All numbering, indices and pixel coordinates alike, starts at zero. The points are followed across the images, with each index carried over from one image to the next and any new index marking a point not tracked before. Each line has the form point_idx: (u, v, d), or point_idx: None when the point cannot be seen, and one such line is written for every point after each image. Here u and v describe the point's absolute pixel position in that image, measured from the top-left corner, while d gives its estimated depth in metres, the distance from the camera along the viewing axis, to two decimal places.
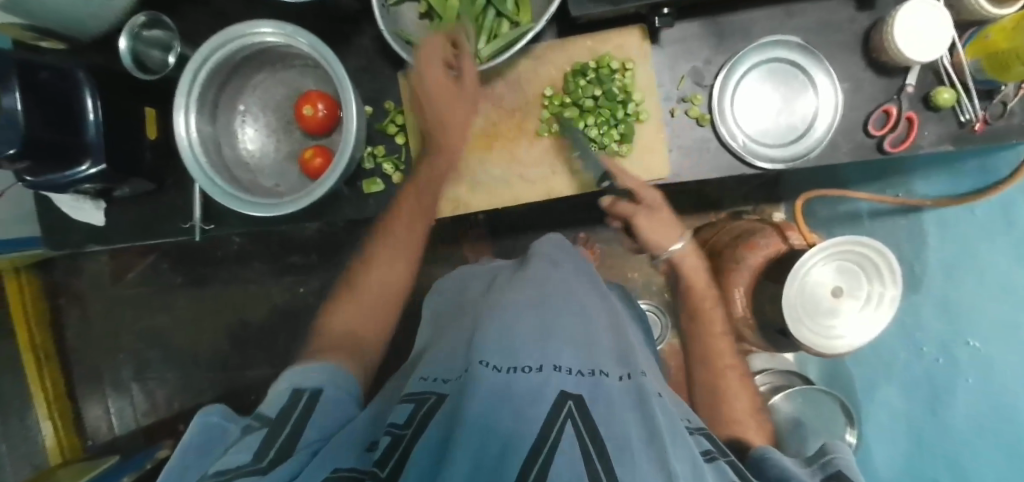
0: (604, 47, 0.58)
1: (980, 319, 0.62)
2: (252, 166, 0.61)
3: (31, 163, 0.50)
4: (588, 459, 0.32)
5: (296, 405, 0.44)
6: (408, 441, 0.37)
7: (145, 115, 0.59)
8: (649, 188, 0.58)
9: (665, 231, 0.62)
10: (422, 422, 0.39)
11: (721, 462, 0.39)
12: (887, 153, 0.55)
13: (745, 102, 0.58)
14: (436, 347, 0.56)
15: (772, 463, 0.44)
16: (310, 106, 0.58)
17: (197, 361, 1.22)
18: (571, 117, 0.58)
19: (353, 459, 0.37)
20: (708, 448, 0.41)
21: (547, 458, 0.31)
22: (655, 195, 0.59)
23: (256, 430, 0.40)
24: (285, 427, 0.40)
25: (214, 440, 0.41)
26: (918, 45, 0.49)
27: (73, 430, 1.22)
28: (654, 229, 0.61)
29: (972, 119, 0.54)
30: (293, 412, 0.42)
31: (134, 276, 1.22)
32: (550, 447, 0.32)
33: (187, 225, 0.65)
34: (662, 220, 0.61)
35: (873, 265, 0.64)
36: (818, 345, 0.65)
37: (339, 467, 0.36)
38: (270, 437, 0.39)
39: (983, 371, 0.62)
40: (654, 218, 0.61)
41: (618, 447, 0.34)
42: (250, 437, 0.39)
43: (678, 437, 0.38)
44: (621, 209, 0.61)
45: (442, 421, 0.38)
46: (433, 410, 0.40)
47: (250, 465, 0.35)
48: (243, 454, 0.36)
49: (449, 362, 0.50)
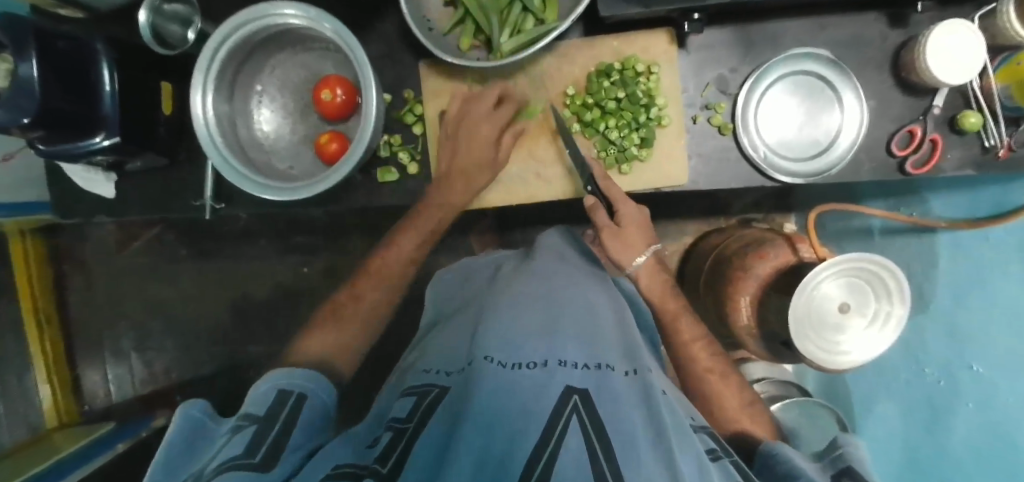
0: (630, 49, 0.57)
1: (986, 344, 0.63)
2: (267, 148, 0.60)
3: (46, 133, 0.49)
4: (594, 458, 0.32)
5: (284, 404, 0.43)
6: (410, 434, 0.38)
7: (161, 90, 0.59)
8: (626, 205, 0.56)
9: (635, 243, 0.57)
10: (425, 415, 0.40)
11: (725, 461, 0.39)
12: (909, 175, 0.55)
13: (769, 112, 0.57)
14: (439, 338, 0.57)
15: (779, 463, 0.44)
16: (329, 90, 0.56)
17: (197, 335, 1.22)
18: (592, 117, 0.57)
19: (352, 455, 0.37)
20: (713, 447, 0.41)
21: (553, 453, 0.31)
22: (630, 213, 0.56)
23: (245, 428, 0.39)
24: (276, 426, 0.40)
25: (203, 431, 0.41)
26: (950, 66, 0.48)
27: (71, 394, 1.23)
28: (620, 248, 0.57)
29: (996, 145, 0.53)
30: (281, 413, 0.42)
31: (139, 246, 1.22)
32: (557, 442, 0.32)
33: (197, 202, 0.65)
34: (627, 239, 0.57)
35: (885, 288, 0.64)
36: (824, 360, 0.65)
37: (339, 464, 0.36)
38: (258, 437, 0.38)
39: (986, 395, 0.63)
40: (621, 236, 0.56)
41: (624, 443, 0.34)
42: (240, 435, 0.38)
43: (683, 433, 0.38)
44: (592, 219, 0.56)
45: (444, 416, 0.38)
46: (437, 400, 0.41)
47: (240, 461, 0.34)
48: (234, 449, 0.36)
49: (452, 354, 0.50)
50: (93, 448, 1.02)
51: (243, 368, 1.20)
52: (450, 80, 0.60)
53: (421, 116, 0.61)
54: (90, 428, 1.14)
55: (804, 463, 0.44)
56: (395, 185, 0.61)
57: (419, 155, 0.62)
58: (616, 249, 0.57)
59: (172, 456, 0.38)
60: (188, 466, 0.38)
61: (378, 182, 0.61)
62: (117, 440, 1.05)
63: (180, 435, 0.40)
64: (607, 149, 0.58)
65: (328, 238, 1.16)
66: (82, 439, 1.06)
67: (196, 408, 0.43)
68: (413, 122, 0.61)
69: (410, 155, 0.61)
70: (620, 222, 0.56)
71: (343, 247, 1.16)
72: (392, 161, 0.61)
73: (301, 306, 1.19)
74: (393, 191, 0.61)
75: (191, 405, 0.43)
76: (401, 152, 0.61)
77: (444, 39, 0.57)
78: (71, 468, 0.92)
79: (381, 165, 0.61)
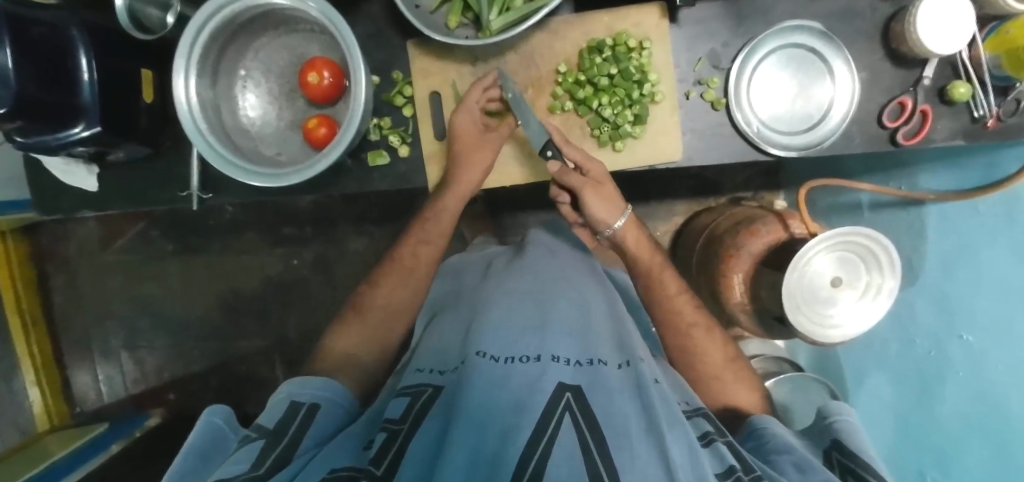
0: (621, 24, 0.56)
1: (978, 316, 0.64)
2: (253, 134, 0.59)
3: (25, 123, 0.47)
4: (587, 452, 0.31)
5: (295, 416, 0.45)
6: (404, 436, 0.36)
7: (142, 78, 0.57)
8: (594, 159, 0.55)
9: (612, 208, 0.57)
10: (418, 417, 0.38)
11: (718, 444, 0.39)
12: (900, 146, 0.55)
13: (761, 87, 0.57)
14: (430, 337, 0.55)
15: (768, 436, 0.46)
16: (315, 73, 0.55)
17: (187, 332, 1.21)
18: (585, 95, 0.56)
19: (349, 458, 0.37)
20: (706, 430, 0.42)
21: (546, 448, 0.30)
22: (600, 168, 0.56)
23: (254, 441, 0.40)
24: (284, 439, 0.41)
25: (220, 445, 0.43)
26: (942, 35, 0.48)
27: (61, 396, 1.21)
28: (600, 205, 0.57)
29: (986, 115, 0.54)
30: (290, 425, 0.43)
31: (123, 243, 1.19)
32: (550, 437, 0.32)
33: (182, 193, 0.64)
34: (606, 195, 0.57)
35: (875, 260, 0.64)
36: (815, 334, 0.65)
37: (335, 468, 0.35)
38: (265, 449, 0.39)
39: (973, 365, 0.66)
40: (599, 194, 0.56)
41: (616, 434, 0.33)
42: (248, 447, 0.39)
43: (675, 422, 0.37)
44: (569, 181, 0.55)
45: (439, 414, 0.37)
46: (430, 402, 0.40)
47: (245, 476, 0.35)
48: (239, 465, 0.36)
49: (443, 353, 0.49)
50: (84, 450, 1.00)
51: (236, 364, 1.19)
52: (440, 60, 0.59)
53: (411, 97, 0.60)
54: (82, 429, 1.13)
55: (791, 439, 0.45)
56: (386, 169, 0.60)
57: (411, 137, 0.60)
58: (598, 206, 0.57)
59: (187, 464, 0.40)
60: (203, 472, 0.40)
61: (369, 166, 0.59)
62: (109, 442, 1.03)
63: (200, 444, 0.42)
64: (600, 127, 0.57)
65: (317, 229, 1.15)
66: (73, 442, 1.04)
67: (218, 416, 0.45)
68: (403, 104, 0.59)
69: (401, 137, 0.60)
70: (596, 177, 0.56)
71: (334, 237, 1.15)
72: (383, 144, 0.59)
73: (293, 299, 1.18)
74: (384, 176, 0.60)
75: (212, 412, 0.45)
76: (391, 135, 0.59)
77: (431, 17, 0.55)
78: (61, 473, 0.90)
79: (372, 149, 0.59)
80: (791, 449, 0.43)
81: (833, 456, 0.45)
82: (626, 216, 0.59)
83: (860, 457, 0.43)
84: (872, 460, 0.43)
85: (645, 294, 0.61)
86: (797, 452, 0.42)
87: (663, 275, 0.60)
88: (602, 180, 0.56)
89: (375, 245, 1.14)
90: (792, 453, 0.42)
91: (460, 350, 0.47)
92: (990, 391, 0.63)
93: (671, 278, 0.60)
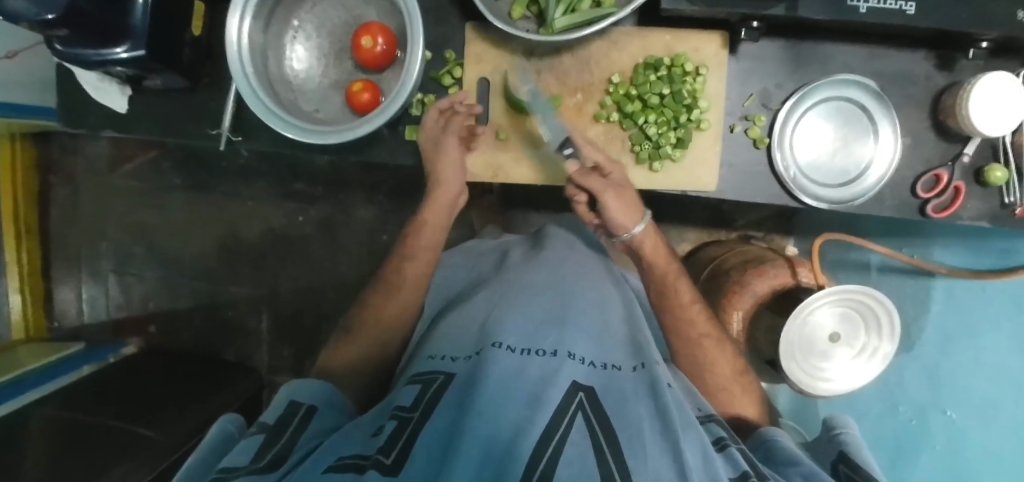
0: (681, 46, 0.56)
1: (966, 397, 0.80)
2: (295, 87, 0.58)
3: (69, 33, 0.45)
4: (599, 452, 0.31)
5: (292, 417, 0.45)
6: (415, 424, 0.36)
7: (194, 9, 0.57)
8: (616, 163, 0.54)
9: (632, 213, 0.56)
10: (430, 404, 0.38)
11: (731, 450, 0.39)
12: (928, 217, 0.56)
13: (804, 135, 0.57)
14: (443, 323, 0.55)
15: (777, 448, 0.47)
16: (369, 38, 0.54)
17: (180, 269, 1.20)
18: (633, 109, 0.56)
19: (358, 444, 0.37)
20: (720, 436, 0.42)
21: (558, 447, 0.31)
22: (620, 172, 0.55)
23: (255, 434, 0.41)
24: (284, 436, 0.41)
25: (229, 442, 0.44)
26: (992, 118, 0.49)
27: (41, 309, 1.19)
28: (622, 211, 0.55)
29: (1015, 203, 0.54)
30: (291, 421, 0.44)
31: (132, 167, 1.18)
32: (561, 437, 0.32)
33: (213, 131, 0.63)
34: (627, 201, 0.55)
35: (876, 322, 0.66)
36: (806, 383, 0.66)
37: (343, 456, 0.35)
38: (268, 443, 0.40)
39: (954, 436, 0.81)
40: (620, 198, 0.55)
41: (629, 438, 0.33)
42: (250, 442, 0.39)
43: (687, 427, 0.38)
44: (589, 184, 0.54)
45: (453, 403, 0.37)
46: (442, 389, 0.40)
47: (250, 467, 0.36)
48: (244, 456, 0.37)
49: (457, 340, 0.49)
50: (59, 366, 0.99)
51: (223, 308, 1.19)
52: (495, 47, 0.58)
53: (460, 79, 0.59)
54: (59, 345, 1.12)
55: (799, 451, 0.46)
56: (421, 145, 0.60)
57: None
58: (616, 210, 0.55)
59: (198, 463, 0.40)
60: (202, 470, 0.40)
61: (404, 139, 0.59)
62: (83, 362, 1.02)
63: (214, 445, 0.43)
64: (642, 143, 0.57)
65: (328, 190, 1.14)
66: (48, 356, 1.03)
67: (230, 423, 0.46)
68: (450, 84, 0.59)
69: None
70: (618, 181, 0.55)
71: (343, 202, 1.14)
72: (422, 121, 0.59)
73: (291, 254, 1.17)
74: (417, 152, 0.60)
75: (227, 420, 0.46)
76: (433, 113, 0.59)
77: (496, 3, 0.55)
78: (33, 383, 0.90)
79: (410, 124, 0.59)
80: (797, 455, 0.44)
81: (840, 469, 0.45)
82: (644, 223, 0.58)
83: (865, 471, 0.43)
84: (876, 473, 0.43)
85: (658, 302, 0.61)
86: (805, 463, 0.41)
87: (678, 282, 0.60)
88: (623, 186, 0.55)
89: (382, 217, 1.13)
90: (801, 464, 0.42)
91: (475, 340, 0.46)
92: (962, 461, 0.80)
93: (685, 286, 0.60)
